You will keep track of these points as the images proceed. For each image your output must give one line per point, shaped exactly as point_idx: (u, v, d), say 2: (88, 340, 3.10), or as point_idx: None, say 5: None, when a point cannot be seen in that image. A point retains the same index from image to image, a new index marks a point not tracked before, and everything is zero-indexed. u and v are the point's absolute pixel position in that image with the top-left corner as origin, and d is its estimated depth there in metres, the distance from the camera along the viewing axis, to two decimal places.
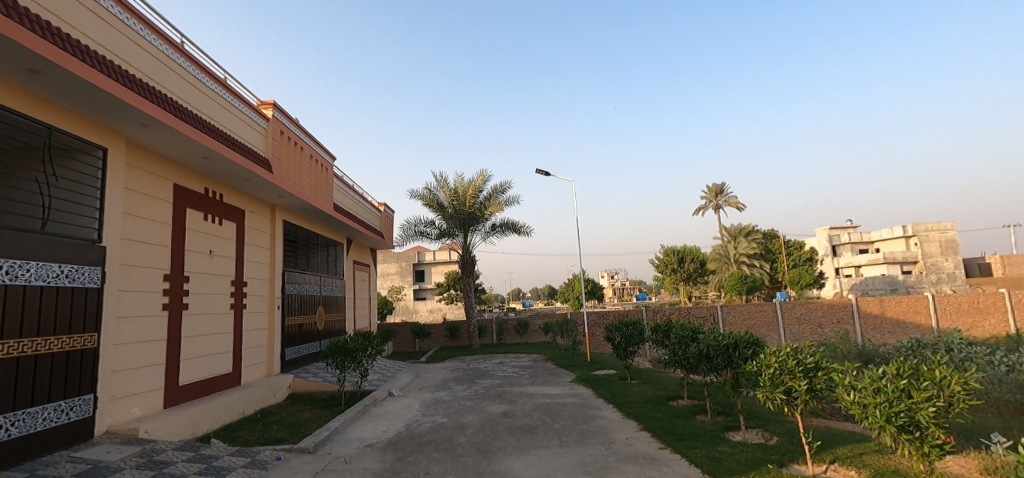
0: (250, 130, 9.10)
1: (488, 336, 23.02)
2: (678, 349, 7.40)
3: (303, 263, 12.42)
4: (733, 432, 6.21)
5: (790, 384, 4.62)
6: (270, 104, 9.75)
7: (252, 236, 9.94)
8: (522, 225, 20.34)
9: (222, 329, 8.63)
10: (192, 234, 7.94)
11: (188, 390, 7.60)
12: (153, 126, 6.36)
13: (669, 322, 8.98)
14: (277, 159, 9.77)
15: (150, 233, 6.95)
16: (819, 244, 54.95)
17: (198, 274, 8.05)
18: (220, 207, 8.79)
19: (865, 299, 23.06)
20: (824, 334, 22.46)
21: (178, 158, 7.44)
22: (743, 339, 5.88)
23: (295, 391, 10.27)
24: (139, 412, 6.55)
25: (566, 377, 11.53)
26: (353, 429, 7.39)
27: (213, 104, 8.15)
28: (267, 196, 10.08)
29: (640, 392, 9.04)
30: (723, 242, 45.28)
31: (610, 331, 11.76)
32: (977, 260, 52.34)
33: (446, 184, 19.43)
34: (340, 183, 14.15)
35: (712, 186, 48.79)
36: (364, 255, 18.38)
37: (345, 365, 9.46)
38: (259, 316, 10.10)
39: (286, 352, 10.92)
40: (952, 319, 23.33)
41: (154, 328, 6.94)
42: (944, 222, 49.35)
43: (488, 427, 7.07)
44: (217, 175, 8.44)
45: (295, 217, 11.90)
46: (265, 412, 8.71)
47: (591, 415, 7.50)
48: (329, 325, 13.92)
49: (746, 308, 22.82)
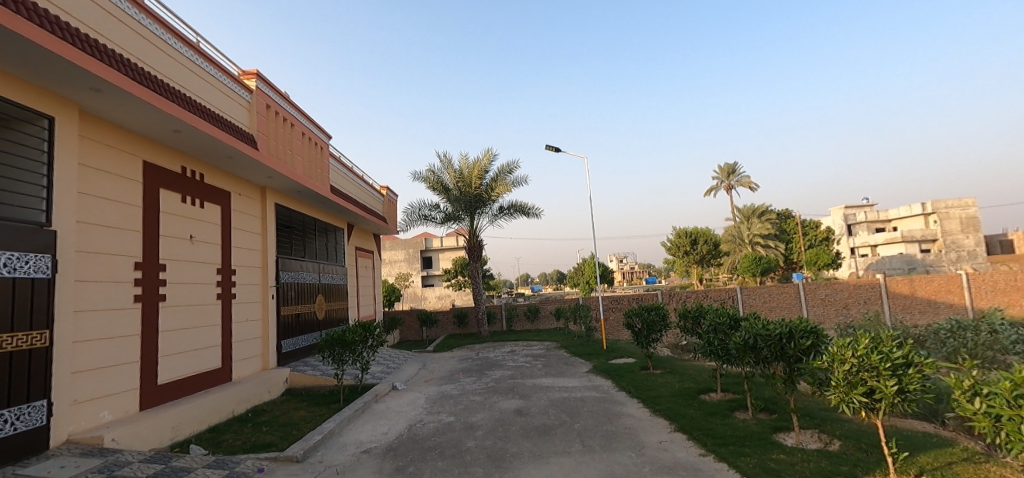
0: (230, 103, 8.23)
1: (498, 322, 22.29)
2: (714, 339, 6.53)
3: (300, 250, 11.66)
4: (784, 434, 5.39)
5: (874, 383, 3.77)
6: (253, 74, 8.87)
7: (240, 221, 9.16)
8: (531, 207, 19.42)
9: (207, 321, 7.89)
10: (167, 217, 7.16)
11: (169, 389, 6.89)
12: (107, 91, 5.51)
13: (700, 306, 8.02)
14: (263, 136, 8.92)
15: (114, 215, 6.17)
16: (835, 223, 53.54)
17: (176, 262, 7.27)
18: (201, 188, 8.00)
19: (894, 279, 22.03)
20: (850, 315, 21.50)
21: (145, 130, 6.60)
22: (798, 328, 4.94)
23: (292, 385, 9.57)
24: (109, 416, 5.84)
25: (582, 367, 10.71)
26: (351, 431, 6.67)
27: (185, 72, 7.30)
28: (255, 177, 9.27)
29: (666, 384, 8.20)
30: (735, 223, 44.09)
31: (629, 317, 10.85)
32: (999, 237, 50.83)
33: (450, 166, 18.50)
34: (338, 164, 13.31)
35: (724, 166, 47.41)
36: (366, 241, 17.58)
37: (343, 358, 8.69)
38: (251, 306, 9.36)
39: (283, 344, 10.20)
40: (987, 298, 22.21)
41: (122, 323, 6.19)
42: (965, 198, 47.75)
43: (500, 428, 6.29)
44: (195, 153, 7.64)
45: (288, 200, 11.10)
46: (258, 410, 8.00)
47: (615, 413, 6.69)
48: (330, 314, 13.20)
49: (766, 290, 21.80)
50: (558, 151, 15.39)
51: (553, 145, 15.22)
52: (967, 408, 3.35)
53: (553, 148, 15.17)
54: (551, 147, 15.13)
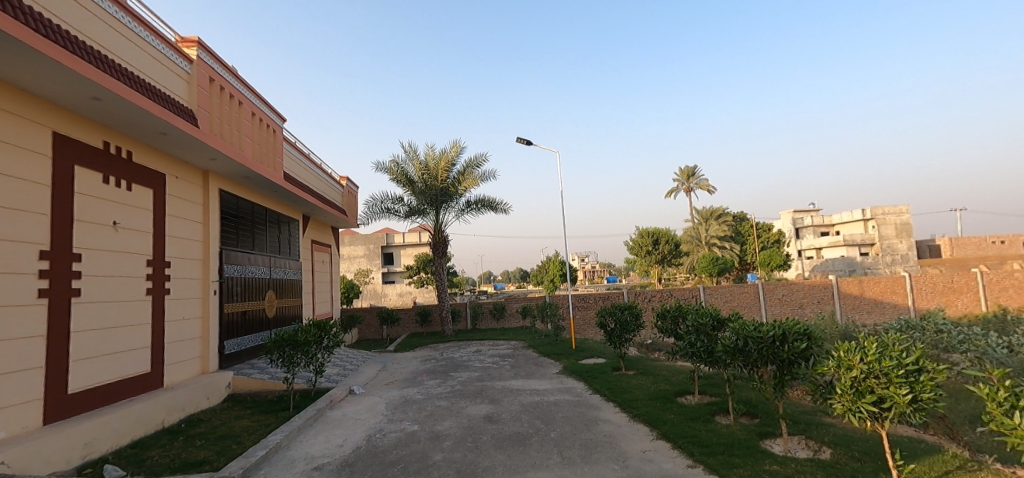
0: (166, 73, 7.29)
1: (462, 321, 21.64)
2: (697, 341, 6.20)
3: (249, 242, 10.70)
4: (770, 441, 5.07)
5: (884, 392, 3.41)
6: (194, 42, 7.91)
7: (177, 207, 8.20)
8: (499, 202, 18.88)
9: (134, 320, 6.97)
10: (84, 199, 6.22)
11: (83, 398, 5.99)
12: (0, 42, 4.63)
13: (680, 306, 7.64)
14: (205, 112, 7.99)
15: (11, 195, 5.28)
16: (786, 226, 55.74)
17: (94, 252, 6.33)
18: (129, 168, 7.05)
19: (846, 280, 22.83)
20: (805, 315, 22.10)
21: (55, 94, 5.68)
22: (793, 330, 4.58)
23: (236, 391, 8.67)
24: (0, 433, 4.99)
25: (552, 368, 10.28)
26: (300, 443, 5.96)
27: (109, 32, 6.36)
28: (196, 159, 8.33)
29: (640, 386, 7.83)
30: (694, 224, 45.21)
31: (601, 316, 10.47)
32: (930, 242, 54.07)
33: (415, 157, 17.74)
34: (293, 150, 12.36)
35: (684, 168, 48.42)
36: (324, 234, 16.63)
37: (294, 361, 7.87)
38: (189, 303, 8.40)
39: (226, 345, 9.27)
40: (929, 299, 23.32)
41: (21, 321, 5.32)
42: (901, 206, 50.31)
43: (469, 438, 5.73)
44: (121, 126, 6.69)
45: (235, 187, 10.12)
46: (193, 420, 7.15)
47: (592, 419, 6.26)
48: (282, 312, 12.25)
49: (728, 289, 22.11)
50: (529, 145, 14.87)
51: (524, 138, 14.70)
52: (1005, 424, 3.19)
53: (524, 141, 14.65)
54: (521, 140, 14.60)
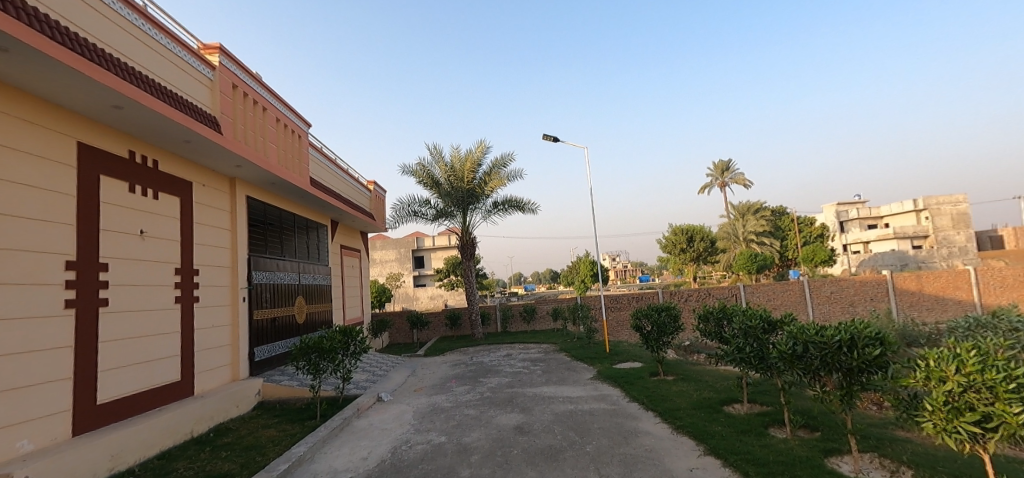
0: (188, 80, 7.25)
1: (493, 324, 21.35)
2: (747, 346, 5.68)
3: (277, 248, 10.68)
4: (837, 459, 4.52)
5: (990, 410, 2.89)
6: (215, 48, 7.86)
7: (204, 214, 8.18)
8: (527, 202, 18.52)
9: (163, 328, 6.93)
10: (109, 208, 6.18)
11: (113, 408, 5.95)
12: (18, 53, 4.57)
13: (724, 307, 7.04)
14: (228, 118, 7.93)
15: (36, 206, 5.25)
16: (829, 219, 53.23)
17: (121, 261, 6.30)
18: (154, 176, 7.02)
19: (901, 275, 21.43)
20: (856, 313, 20.82)
21: (76, 104, 5.64)
22: (863, 334, 4.02)
23: (265, 398, 8.58)
24: (28, 446, 4.94)
25: (586, 373, 9.83)
26: (325, 456, 5.74)
27: (130, 40, 6.31)
28: (221, 166, 8.30)
29: (682, 393, 7.31)
30: (730, 220, 43.69)
31: (637, 318, 9.95)
32: (990, 233, 50.68)
33: (442, 159, 17.57)
34: (320, 155, 12.33)
35: (719, 163, 46.97)
36: (353, 239, 16.64)
37: (321, 368, 7.69)
38: (218, 311, 8.37)
39: (255, 351, 9.22)
40: (996, 294, 21.62)
41: (50, 332, 5.30)
42: (956, 195, 47.35)
43: (499, 451, 5.39)
44: (145, 134, 6.66)
45: (262, 193, 10.10)
46: (222, 429, 7.06)
47: (631, 430, 5.80)
48: (312, 317, 12.21)
49: (770, 287, 21.08)
50: (557, 142, 14.41)
51: (551, 134, 14.27)
52: None
53: (551, 138, 14.23)
54: (548, 137, 14.20)
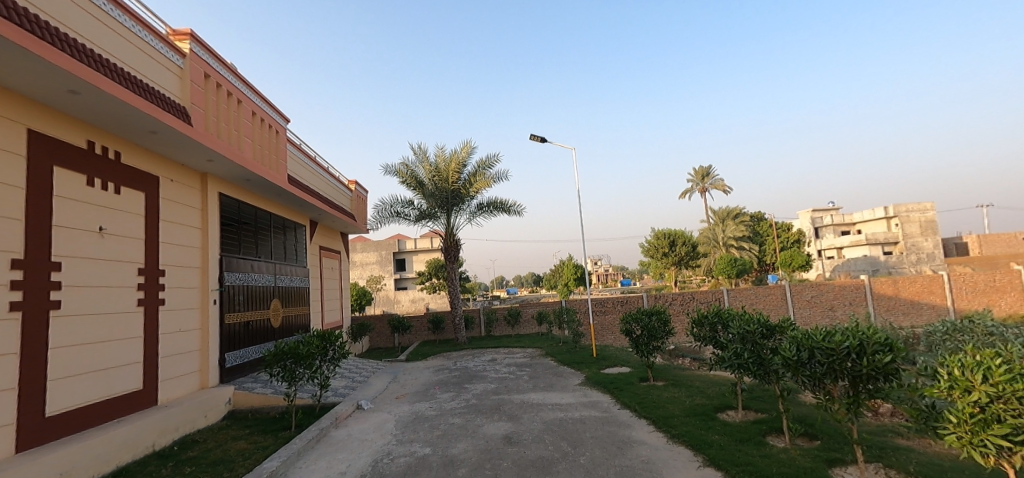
0: (157, 68, 6.80)
1: (476, 328, 21.00)
2: (745, 351, 5.48)
3: (252, 249, 10.19)
4: (841, 470, 4.33)
5: None
6: (186, 35, 7.41)
7: (172, 211, 7.69)
8: (512, 204, 18.25)
9: (124, 333, 6.45)
10: (63, 203, 5.70)
11: (64, 420, 5.47)
12: None
13: (719, 311, 6.85)
14: (200, 109, 7.48)
15: None
16: (805, 225, 54.28)
17: (77, 259, 5.81)
18: (116, 169, 6.54)
19: (879, 280, 21.78)
20: (836, 317, 21.07)
21: (29, 88, 5.17)
22: (872, 340, 3.82)
23: (236, 407, 8.11)
24: None
25: (573, 379, 9.56)
26: (300, 471, 5.33)
27: (92, 23, 5.84)
28: (192, 160, 7.83)
29: (674, 399, 7.10)
30: (710, 225, 44.15)
31: (626, 322, 9.72)
32: (958, 240, 52.25)
33: (426, 159, 17.20)
34: (298, 152, 11.85)
35: (700, 168, 47.53)
36: (333, 240, 16.15)
37: (295, 376, 7.25)
38: (186, 314, 7.87)
39: (227, 357, 8.73)
40: (969, 299, 22.11)
41: None
42: (926, 202, 48.75)
43: (488, 463, 5.07)
44: (107, 124, 6.19)
45: (237, 190, 9.62)
46: (189, 441, 6.59)
47: (625, 440, 5.55)
48: (288, 321, 11.71)
49: (753, 291, 21.19)
50: (544, 142, 14.16)
51: (538, 135, 14.04)
52: None
53: (538, 138, 14.00)
54: (535, 138, 13.96)
